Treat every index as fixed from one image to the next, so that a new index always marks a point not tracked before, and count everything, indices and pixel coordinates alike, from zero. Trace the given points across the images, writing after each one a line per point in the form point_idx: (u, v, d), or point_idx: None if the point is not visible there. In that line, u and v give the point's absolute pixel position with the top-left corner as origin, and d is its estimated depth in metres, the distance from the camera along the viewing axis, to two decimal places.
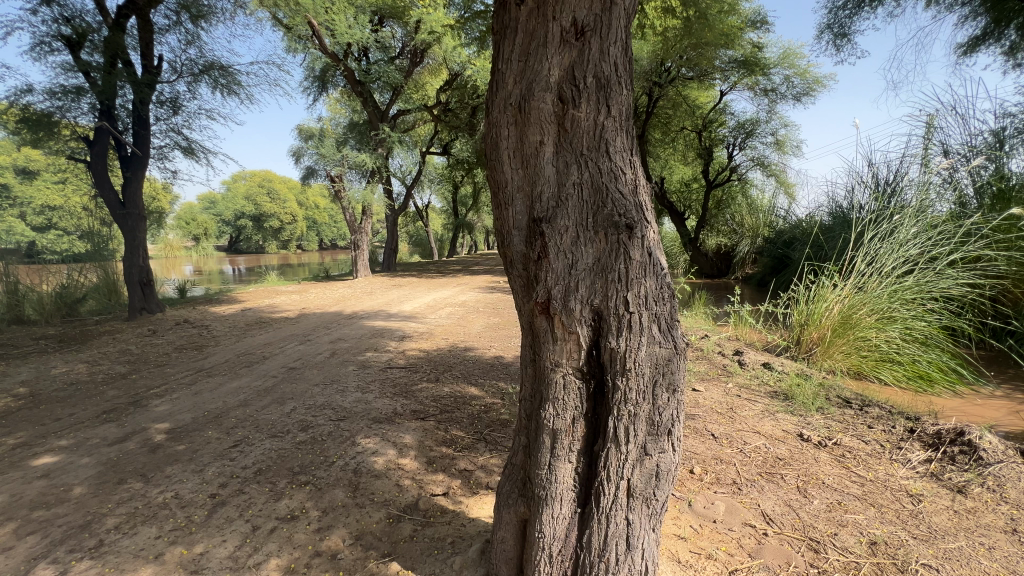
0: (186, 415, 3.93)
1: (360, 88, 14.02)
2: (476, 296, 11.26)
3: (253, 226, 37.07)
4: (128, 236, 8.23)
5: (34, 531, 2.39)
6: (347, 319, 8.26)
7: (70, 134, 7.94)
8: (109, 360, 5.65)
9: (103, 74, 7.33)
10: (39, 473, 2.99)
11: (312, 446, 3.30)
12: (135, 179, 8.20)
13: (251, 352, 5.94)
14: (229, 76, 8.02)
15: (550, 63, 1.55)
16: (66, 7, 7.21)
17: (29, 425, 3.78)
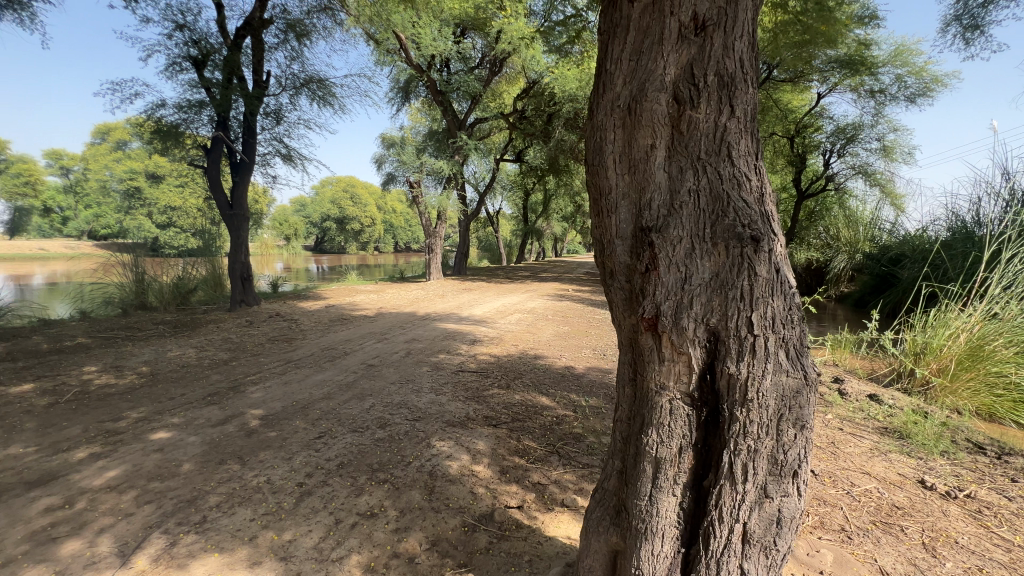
0: (278, 402, 4.20)
1: (440, 98, 14.58)
2: (544, 303, 11.22)
3: (337, 228, 39.76)
4: (234, 234, 9.08)
5: (151, 500, 2.62)
6: (420, 320, 8.53)
7: (192, 144, 8.92)
8: (213, 347, 6.23)
9: (221, 89, 8.17)
10: (155, 446, 3.31)
11: (390, 444, 3.38)
12: (242, 183, 9.05)
13: (335, 347, 6.29)
14: (325, 88, 8.62)
15: (666, 61, 1.44)
16: (195, 31, 8.13)
17: (149, 401, 4.22)
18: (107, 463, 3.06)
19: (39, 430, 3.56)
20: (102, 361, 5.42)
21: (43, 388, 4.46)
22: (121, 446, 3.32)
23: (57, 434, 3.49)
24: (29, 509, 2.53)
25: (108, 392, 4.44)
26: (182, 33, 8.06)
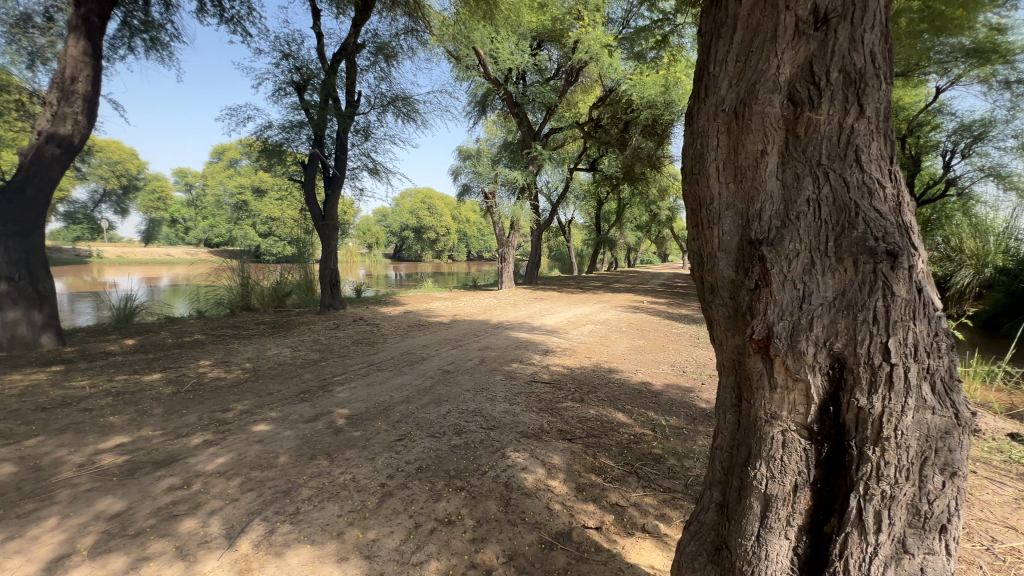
0: (362, 403, 4.43)
1: (517, 110, 14.83)
2: (617, 315, 10.93)
3: (414, 237, 41.69)
4: (324, 243, 9.80)
5: (253, 488, 2.85)
6: (493, 328, 8.65)
7: (292, 161, 9.79)
8: (306, 347, 6.74)
9: (318, 110, 8.91)
10: (256, 438, 3.61)
11: (466, 451, 3.43)
12: (334, 196, 9.76)
13: (413, 352, 6.54)
14: (410, 105, 9.10)
15: (781, 60, 1.33)
16: (298, 59, 8.96)
17: (251, 395, 4.63)
18: (217, 449, 3.39)
19: (164, 416, 4.02)
20: (214, 356, 6.06)
21: (167, 378, 5.06)
22: (228, 435, 3.66)
23: (178, 421, 3.92)
24: (155, 487, 2.85)
25: (218, 384, 4.94)
26: (288, 61, 8.91)
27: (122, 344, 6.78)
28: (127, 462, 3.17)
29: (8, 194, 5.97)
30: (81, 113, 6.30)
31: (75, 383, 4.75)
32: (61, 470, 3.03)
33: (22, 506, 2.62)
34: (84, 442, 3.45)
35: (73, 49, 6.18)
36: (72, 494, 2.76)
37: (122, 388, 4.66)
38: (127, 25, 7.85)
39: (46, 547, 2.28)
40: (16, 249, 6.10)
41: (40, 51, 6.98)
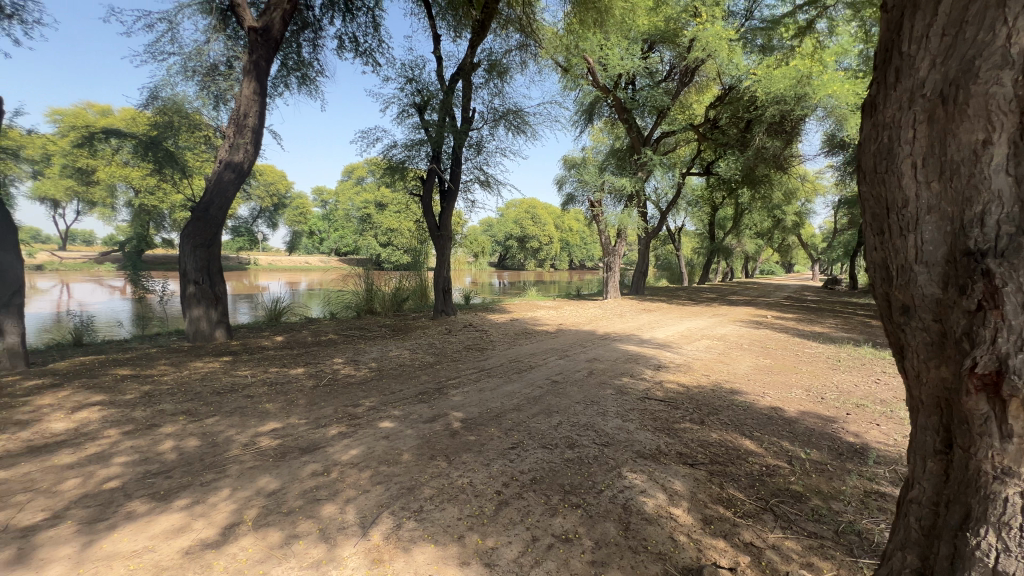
0: (475, 408, 4.56)
1: (626, 115, 14.47)
2: (737, 330, 10.00)
3: (518, 246, 42.61)
4: (439, 252, 10.40)
5: (381, 482, 3.06)
6: (600, 339, 8.43)
7: (412, 177, 10.58)
8: (422, 350, 7.16)
9: (436, 128, 9.53)
10: (382, 433, 3.88)
11: (580, 466, 3.34)
12: (448, 208, 10.33)
13: (521, 360, 6.61)
14: (520, 118, 9.33)
15: (1012, 29, 1.30)
16: (419, 83, 9.68)
17: (378, 392, 5.02)
18: (350, 441, 3.70)
19: (307, 406, 4.52)
20: (346, 355, 6.71)
21: (309, 372, 5.70)
22: (359, 428, 3.98)
23: (318, 412, 4.37)
24: (301, 471, 3.18)
25: (350, 381, 5.44)
26: (411, 85, 9.70)
27: (274, 340, 7.83)
28: (279, 445, 3.60)
29: (197, 213, 7.24)
30: (250, 143, 7.43)
31: (240, 372, 5.57)
32: (231, 447, 3.54)
33: (203, 476, 3.09)
34: (248, 425, 3.99)
35: (246, 90, 7.35)
36: (239, 469, 3.20)
37: (274, 379, 5.36)
38: (285, 66, 9.15)
39: (221, 513, 2.66)
40: (201, 258, 7.38)
41: (222, 94, 8.41)
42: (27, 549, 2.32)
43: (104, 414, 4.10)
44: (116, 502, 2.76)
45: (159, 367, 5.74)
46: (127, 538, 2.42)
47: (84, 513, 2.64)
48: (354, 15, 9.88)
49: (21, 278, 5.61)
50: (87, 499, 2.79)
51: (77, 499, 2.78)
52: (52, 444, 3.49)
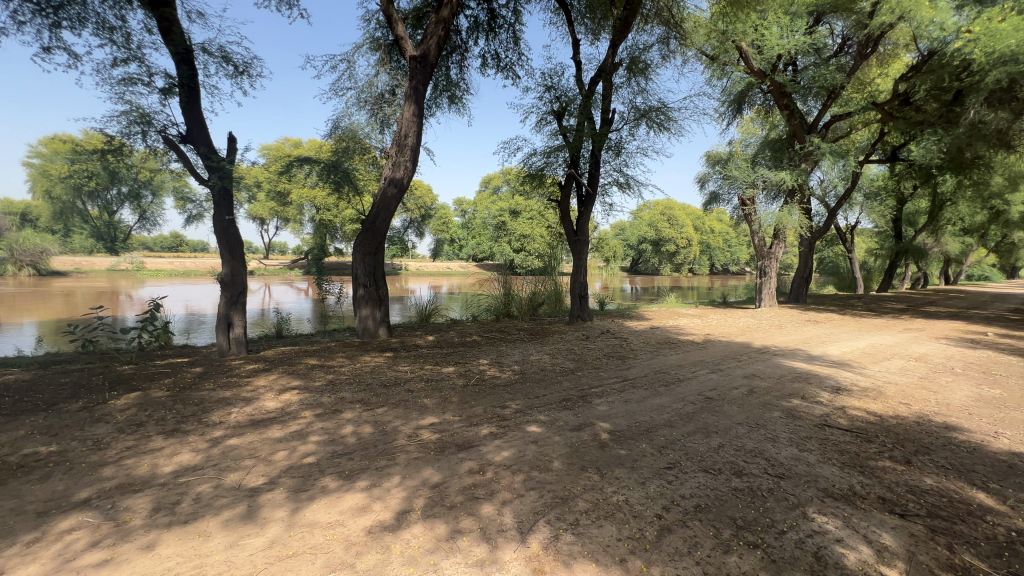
0: (622, 420, 4.35)
1: (785, 101, 12.87)
2: (943, 350, 8.07)
3: (652, 250, 40.61)
4: (576, 258, 10.33)
5: (535, 488, 3.06)
6: (758, 353, 7.51)
7: (550, 183, 10.70)
8: (562, 355, 7.16)
9: (575, 133, 9.52)
10: (531, 438, 3.91)
11: (751, 498, 2.94)
12: (586, 213, 10.21)
13: (667, 372, 6.18)
14: (664, 114, 8.82)
15: None
16: (558, 90, 9.80)
17: (523, 395, 5.11)
18: (502, 443, 3.78)
19: (460, 404, 4.79)
20: (490, 356, 7.00)
21: (459, 371, 6.05)
22: (508, 430, 4.07)
23: (470, 410, 4.60)
24: (460, 467, 3.34)
25: (495, 382, 5.64)
26: (550, 93, 9.85)
27: (426, 339, 8.54)
28: (439, 440, 3.85)
29: (367, 225, 8.25)
30: (409, 160, 8.21)
31: (401, 368, 6.15)
32: (399, 437, 3.88)
33: (378, 462, 3.42)
34: (411, 417, 4.36)
35: (407, 113, 8.15)
36: (407, 458, 3.48)
37: (430, 376, 5.81)
38: (436, 89, 10.00)
39: (395, 499, 2.90)
40: (369, 265, 8.34)
41: (387, 118, 9.48)
42: (254, 507, 2.79)
43: (301, 397, 4.83)
44: (313, 476, 3.20)
45: (338, 359, 6.63)
46: (323, 510, 2.76)
47: (291, 483, 3.10)
48: (497, 32, 10.38)
49: (245, 281, 6.94)
50: (293, 470, 3.28)
51: (286, 469, 3.29)
52: (266, 420, 4.20)
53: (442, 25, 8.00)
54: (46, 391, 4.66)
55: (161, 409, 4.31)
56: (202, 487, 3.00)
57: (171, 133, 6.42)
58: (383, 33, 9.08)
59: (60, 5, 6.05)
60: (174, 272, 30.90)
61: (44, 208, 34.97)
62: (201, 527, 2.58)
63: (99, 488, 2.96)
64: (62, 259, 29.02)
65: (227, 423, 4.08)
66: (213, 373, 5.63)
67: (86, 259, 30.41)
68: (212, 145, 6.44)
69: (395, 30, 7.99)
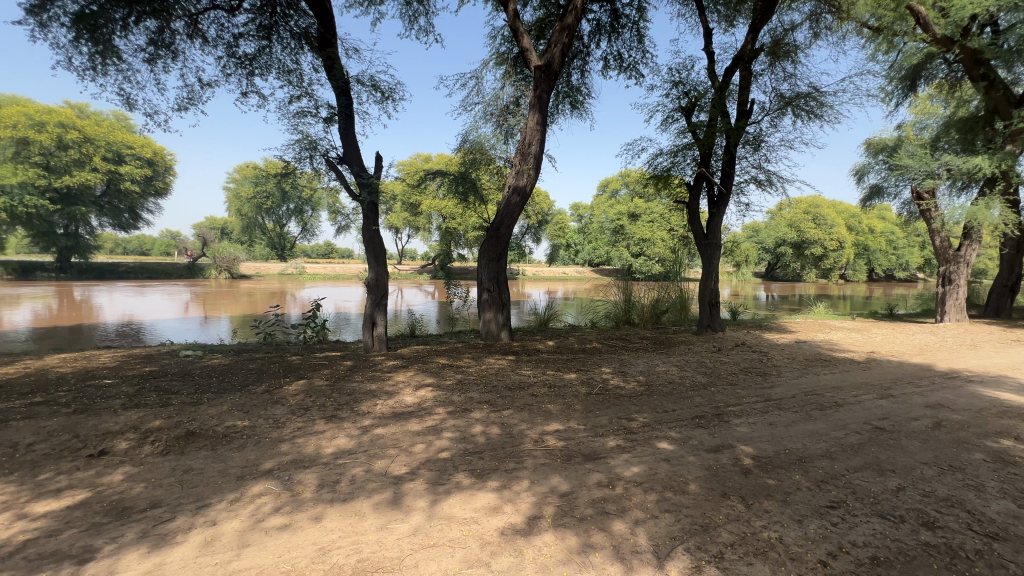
0: (768, 445, 3.89)
1: (981, 70, 10.51)
2: None
3: (793, 253, 36.07)
4: (706, 263, 9.58)
5: (670, 510, 2.85)
6: (944, 378, 6.18)
7: (677, 183, 10.10)
8: (691, 368, 6.65)
9: (706, 129, 8.86)
10: (662, 455, 3.68)
11: (952, 559, 2.39)
12: (718, 215, 9.42)
13: (821, 394, 5.38)
14: (815, 100, 7.79)
15: None
16: (688, 84, 9.22)
17: (650, 409, 4.85)
18: (631, 458, 3.61)
19: (584, 413, 4.71)
20: (612, 365, 6.79)
21: (581, 379, 5.97)
22: (636, 444, 3.89)
23: (594, 420, 4.50)
24: (587, 478, 3.27)
25: (620, 393, 5.44)
26: (678, 89, 9.33)
27: (546, 344, 8.62)
28: (565, 448, 3.81)
29: (492, 232, 8.59)
30: (532, 168, 8.38)
31: (523, 372, 6.26)
32: (525, 441, 3.94)
33: (506, 463, 3.50)
34: (536, 422, 4.40)
35: (531, 122, 8.33)
36: (534, 463, 3.51)
37: (552, 381, 5.82)
38: (558, 96, 10.09)
39: (525, 503, 2.93)
40: (493, 270, 8.68)
41: (511, 129, 9.80)
42: (399, 494, 3.03)
43: (435, 394, 5.18)
44: (449, 471, 3.38)
45: (465, 359, 7.00)
46: (459, 506, 2.90)
47: (429, 475, 3.31)
48: (620, 32, 10.13)
49: (387, 284, 7.68)
50: (431, 463, 3.51)
51: (424, 461, 3.54)
52: (406, 413, 4.58)
53: (566, 32, 8.03)
54: (240, 374, 5.66)
55: (322, 396, 4.95)
56: (356, 470, 3.36)
57: (331, 156, 7.39)
58: (508, 47, 9.45)
59: (254, 57, 7.36)
60: (327, 276, 35.62)
61: (237, 223, 42.87)
62: (357, 506, 2.87)
63: (279, 461, 3.47)
64: (247, 265, 35.22)
65: (373, 414, 4.53)
66: (361, 367, 6.32)
67: (264, 264, 36.56)
68: (363, 165, 7.28)
69: (520, 42, 8.23)
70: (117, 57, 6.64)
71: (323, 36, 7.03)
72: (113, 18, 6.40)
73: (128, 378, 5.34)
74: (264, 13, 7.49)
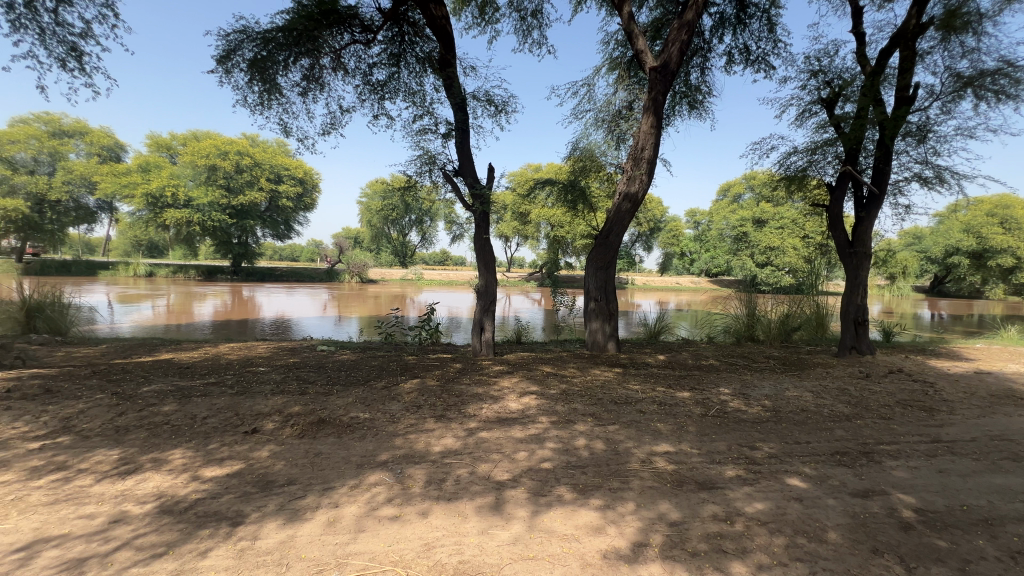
0: (937, 497, 3.19)
1: None
2: None
3: (971, 264, 29.75)
4: (850, 274, 8.29)
5: (803, 559, 2.47)
6: None
7: (815, 184, 8.95)
8: (830, 396, 5.76)
9: (853, 121, 7.74)
10: (793, 493, 3.22)
11: None
12: (868, 219, 8.13)
13: (1015, 440, 4.30)
14: (1007, 78, 6.38)
15: None
16: (830, 73, 8.16)
17: (777, 438, 4.30)
18: (754, 492, 3.21)
19: (698, 436, 4.33)
20: (732, 385, 6.17)
21: (695, 398, 5.51)
22: (761, 477, 3.45)
23: (710, 445, 4.10)
24: (702, 509, 2.97)
25: (741, 417, 4.91)
26: (817, 78, 8.29)
27: (656, 358, 8.14)
28: (676, 472, 3.53)
29: (600, 240, 8.40)
30: (645, 173, 8.02)
31: (631, 386, 5.97)
32: (631, 460, 3.73)
33: (611, 481, 3.34)
34: (644, 441, 4.15)
35: (645, 126, 8.01)
36: (641, 485, 3.30)
37: (662, 399, 5.45)
38: (675, 97, 9.59)
39: (630, 527, 2.75)
40: (600, 279, 8.46)
41: (623, 134, 9.51)
42: (501, 500, 3.05)
43: (538, 403, 5.17)
44: (550, 482, 3.32)
45: (570, 369, 6.89)
46: (560, 520, 2.82)
47: (531, 484, 3.28)
48: (747, 23, 9.34)
49: (495, 291, 7.90)
50: (532, 472, 3.48)
51: (526, 469, 3.52)
52: (510, 419, 4.63)
53: (685, 28, 7.61)
54: (364, 370, 6.23)
55: (433, 396, 5.23)
56: (461, 471, 3.46)
57: (448, 169, 7.84)
58: (621, 52, 9.26)
59: (385, 83, 8.14)
60: (442, 282, 37.96)
61: (367, 233, 47.75)
62: (461, 507, 2.94)
63: (393, 454, 3.72)
64: (375, 271, 38.97)
65: (479, 417, 4.66)
66: (469, 371, 6.57)
67: (388, 270, 40.15)
68: (476, 176, 7.60)
69: (635, 45, 7.99)
70: (280, 93, 7.81)
71: (445, 57, 7.49)
72: (278, 61, 7.54)
73: (277, 367, 6.19)
74: (394, 42, 8.24)
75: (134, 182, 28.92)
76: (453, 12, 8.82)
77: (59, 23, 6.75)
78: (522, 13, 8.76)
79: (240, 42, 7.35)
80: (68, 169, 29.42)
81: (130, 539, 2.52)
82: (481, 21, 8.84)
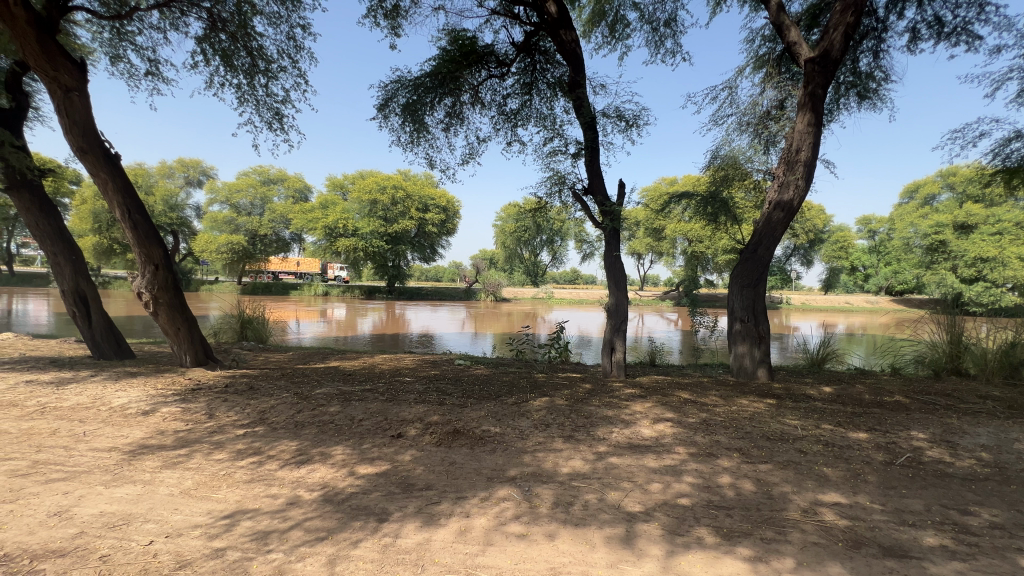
0: None
1: None
2: None
3: None
4: None
5: None
6: None
7: None
8: None
9: None
10: None
11: None
12: None
13: None
14: None
15: None
16: None
17: (1003, 504, 3.32)
18: (968, 571, 2.49)
19: (881, 488, 3.55)
20: (929, 430, 4.95)
21: (877, 441, 4.54)
22: (978, 552, 2.68)
23: (900, 502, 3.32)
24: None
25: (945, 471, 3.90)
26: None
27: (820, 390, 6.93)
28: (849, 529, 2.93)
29: (747, 256, 7.58)
30: (802, 178, 7.08)
31: (789, 421, 5.17)
32: (790, 508, 3.20)
33: (764, 530, 2.90)
34: (806, 487, 3.53)
35: (801, 124, 7.10)
36: (802, 540, 2.79)
37: (831, 439, 4.60)
38: (839, 88, 8.36)
39: None
40: (747, 298, 7.60)
41: (773, 136, 8.60)
42: (631, 534, 2.85)
43: (675, 431, 4.78)
44: (688, 521, 3.01)
45: (711, 397, 6.24)
46: (700, 566, 2.52)
47: (666, 521, 3.01)
48: None
49: (627, 311, 7.59)
50: (668, 508, 3.19)
51: (661, 503, 3.25)
52: (643, 446, 4.35)
53: (852, 9, 6.58)
54: (496, 385, 6.45)
55: (562, 415, 5.17)
56: (590, 497, 3.33)
57: (578, 188, 7.87)
58: (770, 47, 8.43)
59: (518, 111, 8.57)
60: (573, 300, 38.11)
61: (503, 255, 50.24)
62: (589, 535, 2.82)
63: (521, 471, 3.75)
64: (510, 291, 40.73)
65: (610, 441, 4.46)
66: (599, 392, 6.36)
67: (522, 290, 41.57)
68: (606, 194, 7.50)
69: (787, 38, 7.19)
70: (427, 130, 8.72)
71: (574, 79, 7.61)
72: (426, 103, 8.42)
73: (421, 378, 6.74)
74: (527, 72, 8.64)
75: (318, 217, 34.83)
76: (583, 36, 8.97)
77: (268, 94, 8.51)
78: (654, 25, 8.54)
79: (396, 90, 8.42)
80: (273, 210, 36.74)
81: (302, 521, 2.92)
82: (611, 39, 8.82)
